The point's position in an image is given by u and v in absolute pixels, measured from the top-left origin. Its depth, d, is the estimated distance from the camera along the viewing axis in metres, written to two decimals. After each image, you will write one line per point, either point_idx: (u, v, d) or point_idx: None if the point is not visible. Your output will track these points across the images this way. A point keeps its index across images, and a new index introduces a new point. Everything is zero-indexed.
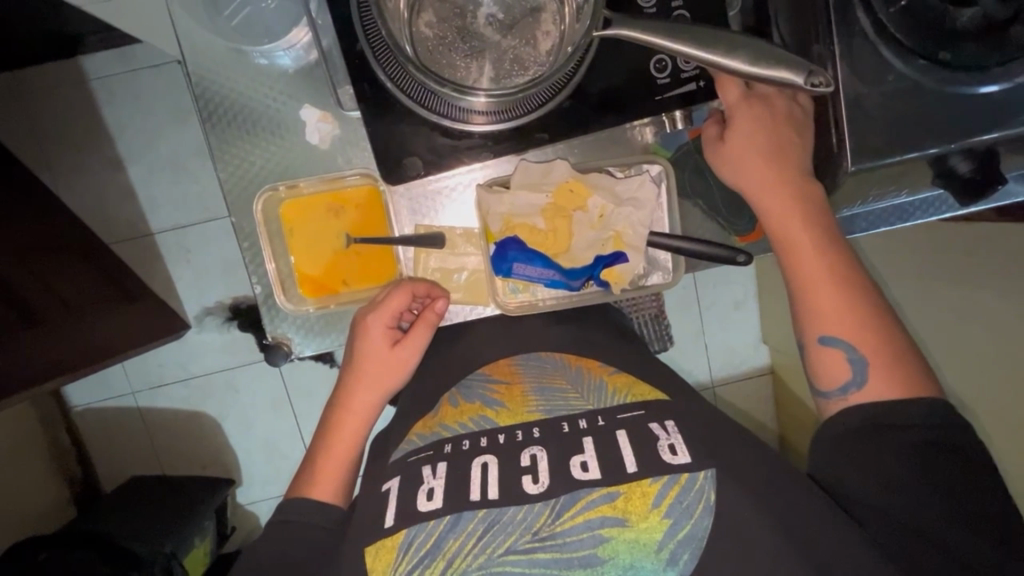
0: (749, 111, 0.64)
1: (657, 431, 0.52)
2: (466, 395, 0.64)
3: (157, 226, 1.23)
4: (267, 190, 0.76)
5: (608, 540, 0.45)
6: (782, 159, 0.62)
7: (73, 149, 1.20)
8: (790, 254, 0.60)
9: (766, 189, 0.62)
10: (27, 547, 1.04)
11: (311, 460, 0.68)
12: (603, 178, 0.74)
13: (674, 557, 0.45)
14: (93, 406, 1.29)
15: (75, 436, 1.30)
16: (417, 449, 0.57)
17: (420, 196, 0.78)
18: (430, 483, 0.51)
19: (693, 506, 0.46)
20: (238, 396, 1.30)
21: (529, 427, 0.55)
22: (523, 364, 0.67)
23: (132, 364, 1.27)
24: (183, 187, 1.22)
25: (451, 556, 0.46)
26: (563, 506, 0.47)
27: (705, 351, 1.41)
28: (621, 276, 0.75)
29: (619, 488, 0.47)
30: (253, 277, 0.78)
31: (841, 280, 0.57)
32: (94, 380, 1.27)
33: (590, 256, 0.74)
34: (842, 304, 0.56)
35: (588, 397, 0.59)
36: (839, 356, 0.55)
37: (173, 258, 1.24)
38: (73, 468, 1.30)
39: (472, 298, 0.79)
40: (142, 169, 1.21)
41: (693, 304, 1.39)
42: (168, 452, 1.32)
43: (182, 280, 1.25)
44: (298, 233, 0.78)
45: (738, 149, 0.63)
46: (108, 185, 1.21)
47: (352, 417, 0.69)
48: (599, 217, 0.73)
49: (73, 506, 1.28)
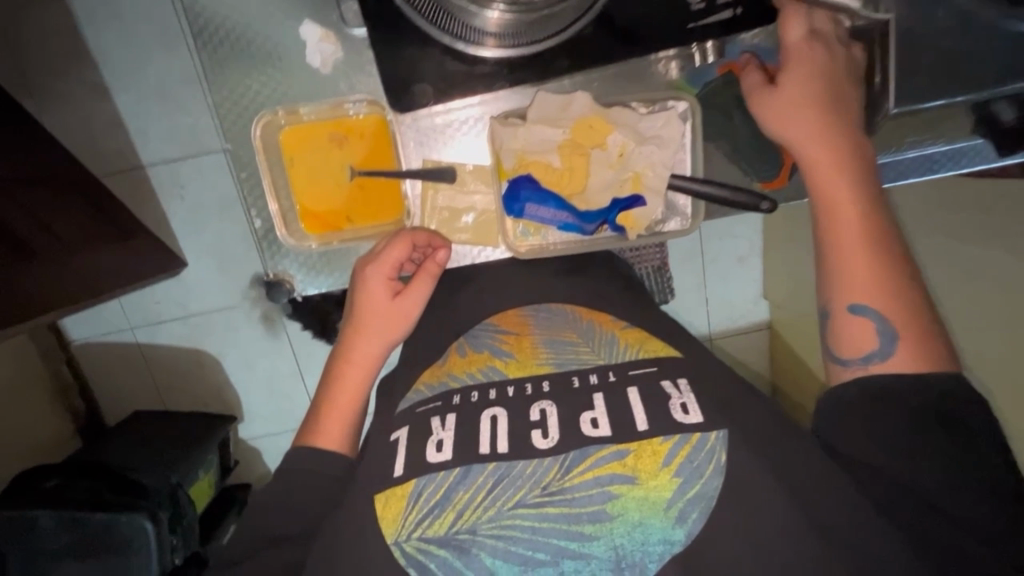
0: (807, 51, 0.64)
1: (668, 390, 0.52)
2: (474, 344, 0.63)
3: (147, 158, 1.18)
4: (267, 115, 0.73)
5: (617, 497, 0.45)
6: (826, 113, 0.61)
7: (53, 72, 1.12)
8: (828, 212, 0.58)
9: (807, 139, 0.61)
10: (34, 475, 1.06)
11: (315, 410, 0.67)
12: (625, 115, 0.71)
13: (683, 515, 0.45)
14: (92, 341, 1.28)
15: (76, 370, 1.29)
16: (425, 401, 0.57)
17: (427, 127, 0.74)
18: (439, 436, 0.52)
19: (703, 465, 0.47)
20: (238, 335, 1.30)
21: (539, 380, 0.55)
22: (532, 316, 0.66)
23: (129, 302, 1.26)
24: (173, 118, 1.16)
25: (460, 509, 0.46)
26: (572, 461, 0.47)
27: (705, 304, 1.41)
28: (637, 222, 0.73)
29: (629, 446, 0.47)
30: (253, 211, 0.76)
31: (868, 243, 0.56)
32: (92, 316, 1.26)
33: (606, 199, 0.72)
34: (872, 271, 0.55)
35: (598, 351, 0.58)
36: (866, 326, 0.54)
37: (165, 193, 1.20)
38: (76, 401, 1.31)
39: (481, 239, 0.78)
40: (129, 98, 1.14)
41: (697, 257, 1.37)
42: (171, 389, 1.34)
43: (176, 217, 1.21)
44: (299, 164, 0.75)
45: (784, 97, 0.63)
46: (94, 114, 1.15)
47: (355, 366, 0.68)
48: (619, 156, 0.70)
49: (78, 437, 1.31)
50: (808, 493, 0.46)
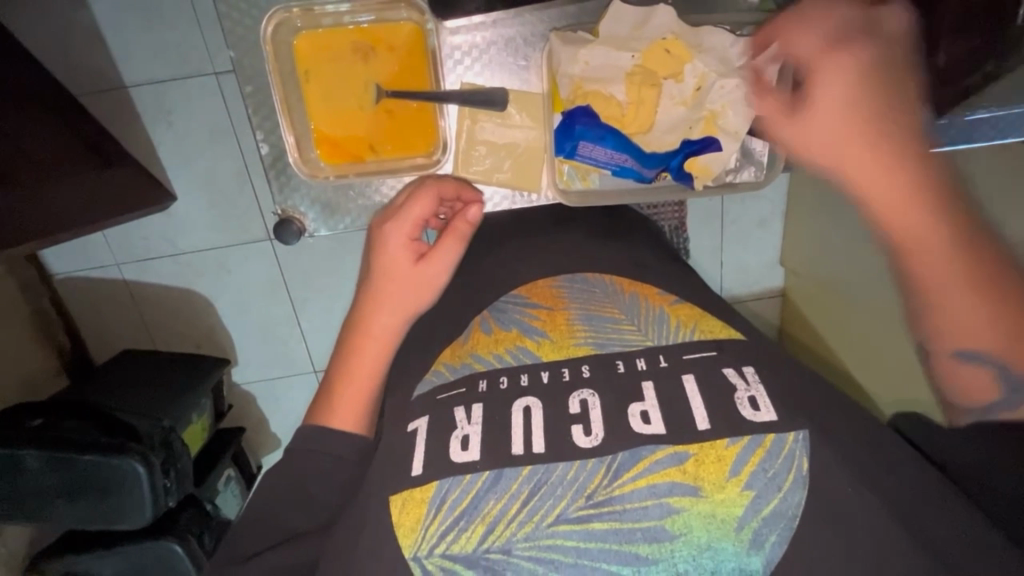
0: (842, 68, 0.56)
1: (735, 380, 0.54)
2: (501, 320, 0.66)
3: (130, 79, 1.07)
4: (281, 14, 0.77)
5: (678, 513, 0.47)
6: (894, 143, 0.53)
7: None
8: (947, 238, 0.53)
9: (873, 186, 0.53)
10: (23, 413, 1.04)
11: (330, 382, 0.65)
12: (723, 38, 0.72)
13: (758, 540, 0.46)
14: (77, 276, 1.21)
15: (59, 305, 1.23)
16: (447, 387, 0.58)
17: (455, 46, 0.81)
18: (464, 431, 0.53)
19: (781, 473, 0.48)
20: (230, 277, 1.23)
21: (578, 364, 0.58)
22: (567, 287, 0.70)
23: (114, 233, 1.17)
24: (157, 33, 1.04)
25: (492, 523, 0.47)
26: (622, 466, 0.49)
27: (721, 267, 1.35)
28: (704, 169, 0.77)
29: (690, 450, 0.49)
30: (258, 130, 0.83)
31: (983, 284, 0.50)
32: (75, 249, 1.18)
33: (673, 141, 0.77)
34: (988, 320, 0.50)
35: (647, 333, 0.62)
36: (983, 373, 0.51)
37: (150, 119, 1.09)
38: (61, 338, 1.25)
39: (521, 181, 0.86)
40: (106, 5, 1.01)
41: (717, 217, 1.29)
42: (162, 331, 1.28)
43: (163, 146, 1.11)
44: (314, 76, 0.79)
45: (823, 119, 0.56)
46: (66, 23, 1.02)
47: (374, 335, 0.65)
48: (695, 90, 0.74)
49: (65, 373, 1.26)
50: (824, 497, 0.47)
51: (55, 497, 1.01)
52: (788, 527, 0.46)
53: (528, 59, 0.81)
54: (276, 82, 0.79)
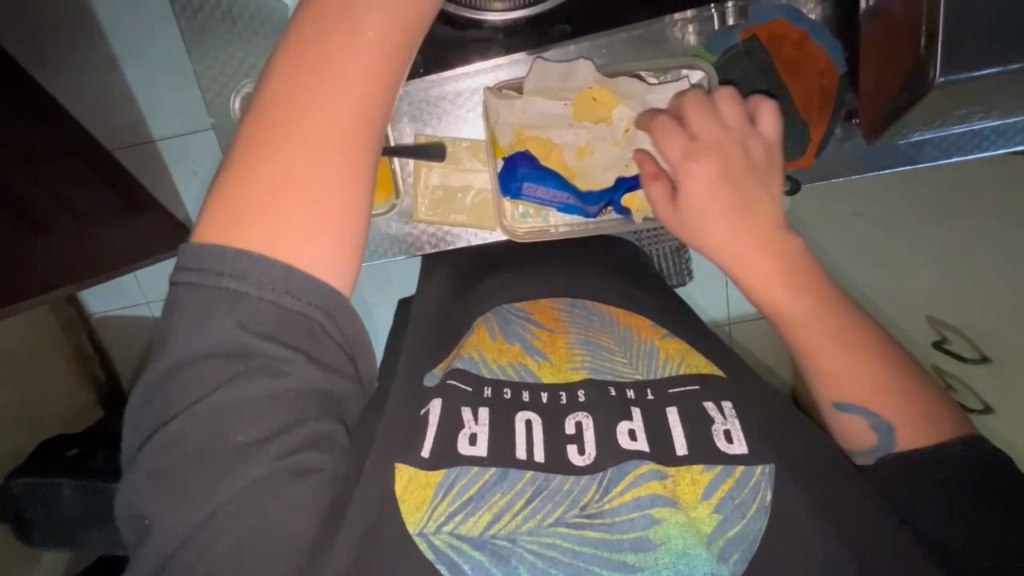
0: (695, 167, 0.62)
1: (713, 413, 0.57)
2: (506, 331, 0.68)
3: (159, 134, 1.17)
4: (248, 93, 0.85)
5: (658, 523, 0.50)
6: (747, 227, 0.59)
7: (66, 45, 1.11)
8: (789, 327, 0.58)
9: (737, 264, 0.60)
10: (57, 444, 1.11)
11: (257, 188, 0.44)
12: (637, 86, 0.81)
13: (724, 554, 0.49)
14: (113, 314, 1.31)
15: (95, 341, 1.33)
16: (459, 373, 0.61)
17: (419, 104, 0.88)
18: (472, 429, 0.55)
19: (746, 503, 0.51)
20: None
21: (574, 389, 0.60)
22: (568, 311, 0.72)
23: (146, 275, 1.27)
24: (183, 91, 1.15)
25: (499, 512, 0.50)
26: (611, 480, 0.52)
27: (725, 288, 1.34)
28: (641, 203, 0.83)
29: (668, 470, 0.52)
30: None
31: (858, 358, 0.56)
32: (111, 290, 1.28)
33: (610, 179, 0.83)
34: (857, 370, 0.56)
35: (637, 366, 0.63)
36: (859, 422, 0.57)
37: (177, 169, 1.19)
38: (97, 370, 1.34)
39: (478, 221, 0.91)
40: (138, 69, 1.13)
41: None
42: None
43: (188, 193, 1.21)
44: None
45: (692, 221, 0.62)
46: (104, 85, 1.14)
47: (332, 124, 0.45)
48: (624, 130, 0.81)
49: (100, 406, 1.35)
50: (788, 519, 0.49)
51: (88, 524, 1.08)
52: (749, 549, 0.49)
53: (474, 109, 0.89)
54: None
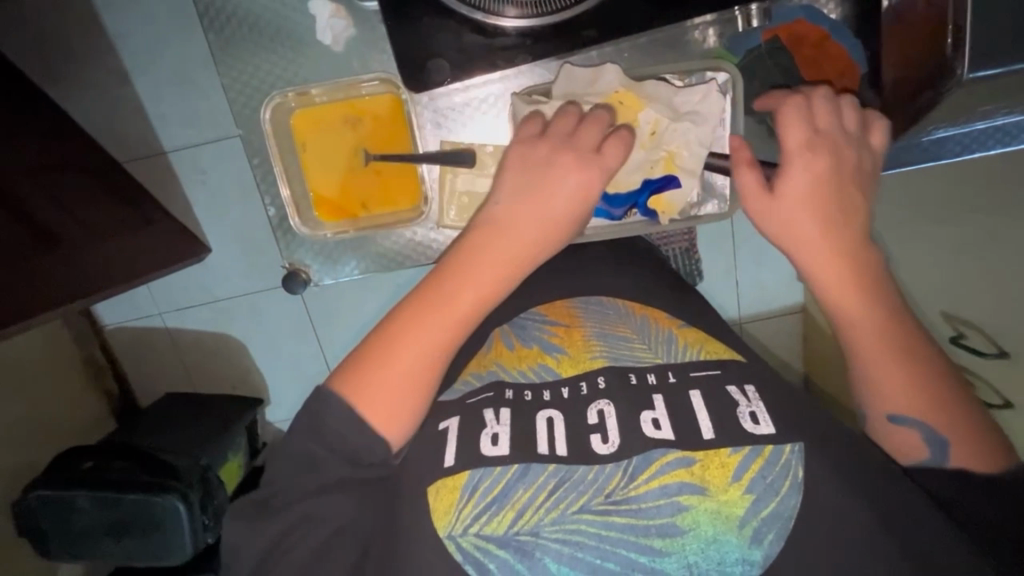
0: (804, 162, 0.63)
1: (737, 396, 0.57)
2: (522, 336, 0.69)
3: (169, 144, 1.18)
4: (279, 100, 0.89)
5: (686, 510, 0.50)
6: (840, 233, 0.61)
7: (75, 59, 1.12)
8: (852, 331, 0.59)
9: (812, 258, 0.61)
10: (72, 455, 1.10)
11: (389, 336, 0.57)
12: (664, 89, 0.81)
13: (758, 535, 0.49)
14: (124, 326, 1.31)
15: (109, 353, 1.32)
16: (475, 392, 0.62)
17: (440, 108, 0.90)
18: (493, 429, 0.57)
19: (779, 481, 0.50)
20: (262, 320, 1.31)
21: (593, 377, 0.61)
22: (583, 308, 0.73)
23: (157, 285, 1.27)
24: (191, 102, 1.15)
25: (521, 510, 0.51)
26: (636, 469, 0.52)
27: (735, 286, 1.34)
28: (669, 204, 0.83)
29: (696, 456, 0.52)
30: (266, 197, 0.95)
31: (915, 376, 0.57)
32: (122, 301, 1.28)
33: (637, 181, 0.82)
34: (916, 385, 0.56)
35: (657, 350, 0.64)
36: (912, 436, 0.57)
37: (187, 178, 1.20)
38: (110, 384, 1.34)
39: None
40: (147, 81, 1.14)
41: (727, 237, 1.29)
42: (198, 373, 1.36)
43: (198, 202, 1.21)
44: (309, 147, 0.90)
45: (788, 207, 0.62)
46: (112, 98, 1.14)
47: (461, 303, 0.59)
48: (651, 133, 0.79)
49: (114, 416, 1.35)
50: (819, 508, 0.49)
51: (104, 536, 1.09)
52: (785, 527, 0.49)
53: (497, 112, 0.91)
54: (278, 147, 0.91)
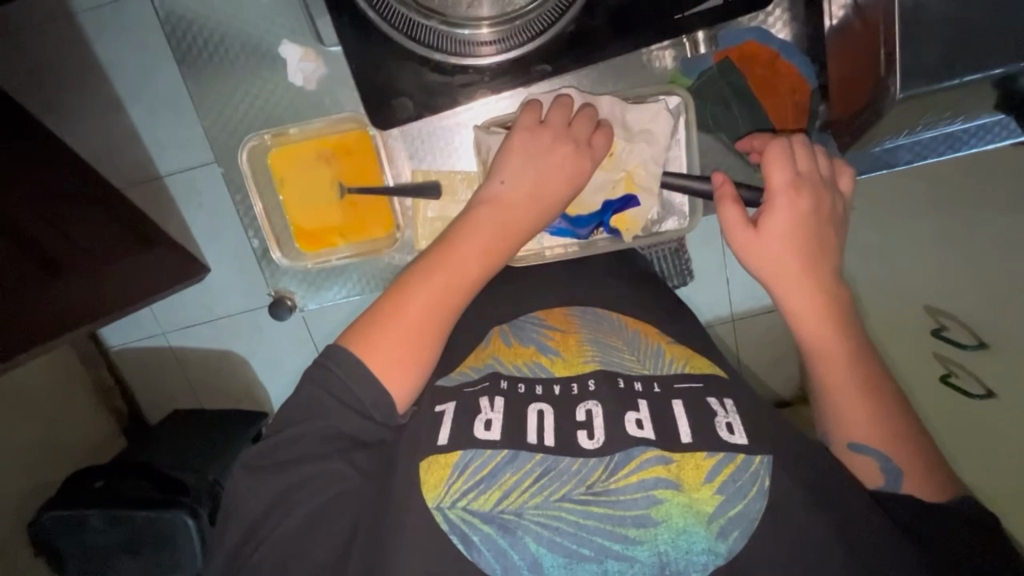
0: (790, 202, 0.65)
1: (716, 407, 0.59)
2: (520, 336, 0.71)
3: (165, 168, 1.21)
4: (254, 140, 0.93)
5: (660, 503, 0.52)
6: (817, 270, 0.63)
7: (72, 90, 1.15)
8: (822, 361, 0.62)
9: (794, 299, 0.63)
10: (88, 474, 1.15)
11: (398, 303, 0.63)
12: (617, 106, 0.83)
13: (724, 532, 0.51)
14: (131, 348, 1.34)
15: (116, 374, 1.36)
16: (472, 381, 0.64)
17: (412, 138, 0.95)
18: (487, 415, 0.59)
19: (748, 485, 0.53)
20: (263, 336, 1.34)
21: (585, 379, 0.63)
22: (579, 316, 0.74)
23: (160, 306, 1.31)
24: (186, 128, 1.18)
25: (507, 490, 0.54)
26: (618, 464, 0.54)
27: (726, 285, 1.35)
28: (632, 222, 0.85)
29: (673, 456, 0.54)
30: (251, 229, 0.99)
31: (876, 409, 0.60)
32: (127, 322, 1.32)
33: (598, 202, 0.85)
34: (879, 417, 0.60)
35: (646, 362, 0.66)
36: (871, 464, 0.60)
37: (185, 201, 1.23)
38: (119, 403, 1.38)
39: None
40: (142, 110, 1.17)
41: (715, 237, 1.31)
42: (203, 390, 1.39)
43: (196, 224, 1.25)
44: (285, 181, 0.93)
45: (771, 244, 0.64)
46: (109, 127, 1.18)
47: (464, 275, 0.65)
48: (609, 156, 0.82)
49: (123, 435, 1.39)
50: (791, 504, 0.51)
51: (120, 552, 1.12)
52: (750, 527, 0.51)
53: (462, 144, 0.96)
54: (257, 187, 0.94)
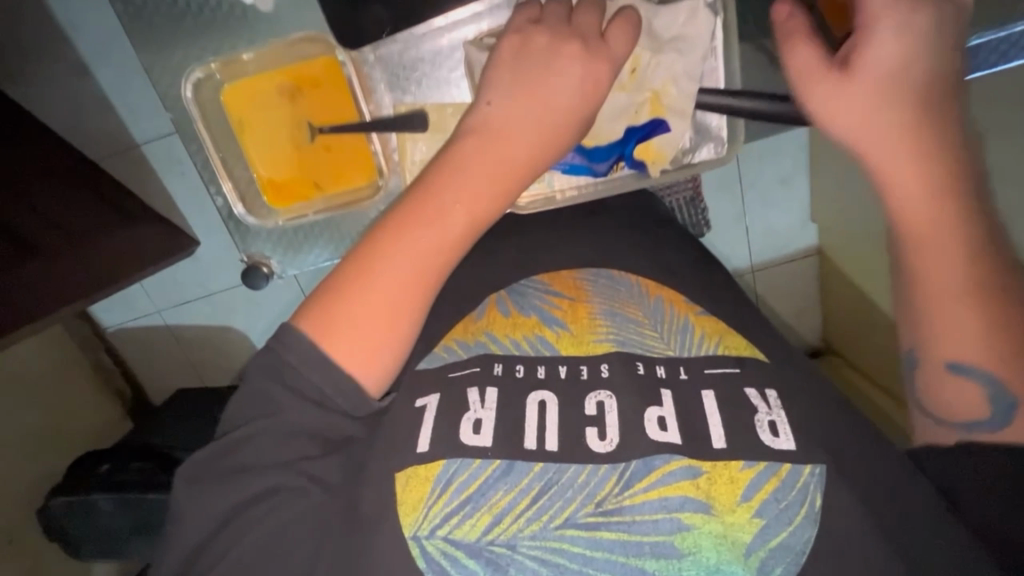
0: (895, 33, 0.55)
1: (755, 401, 0.53)
2: (520, 304, 0.64)
3: (142, 137, 1.13)
4: (202, 79, 0.83)
5: (687, 530, 0.47)
6: (923, 125, 0.54)
7: (31, 53, 1.05)
8: (919, 249, 0.55)
9: (887, 162, 0.55)
10: (88, 458, 1.12)
11: (363, 272, 0.56)
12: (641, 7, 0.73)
13: (766, 567, 0.46)
14: (130, 327, 1.29)
15: (115, 356, 1.31)
16: (459, 364, 0.58)
17: (398, 65, 0.81)
18: (476, 414, 0.53)
19: (795, 506, 0.47)
20: (261, 310, 1.28)
21: (597, 363, 0.57)
22: (591, 281, 0.67)
23: (150, 283, 1.24)
24: None
25: (500, 516, 0.48)
26: (634, 476, 0.48)
27: (746, 233, 1.27)
28: (657, 153, 0.79)
29: (703, 467, 0.49)
30: (213, 188, 0.90)
31: (987, 312, 0.52)
32: (118, 302, 1.26)
33: (618, 131, 0.77)
34: (988, 327, 0.52)
35: (669, 342, 0.59)
36: (973, 390, 0.53)
37: (166, 171, 1.15)
38: (120, 384, 1.34)
39: None
40: (110, 73, 1.07)
41: (735, 182, 1.21)
42: (205, 366, 1.35)
43: (180, 195, 1.17)
44: (247, 124, 0.85)
45: (862, 96, 0.55)
46: (77, 94, 1.09)
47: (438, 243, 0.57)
48: (632, 73, 0.74)
49: (128, 417, 1.36)
50: None
51: (127, 535, 1.10)
52: (796, 562, 0.46)
53: (454, 70, 0.81)
54: (209, 134, 0.85)
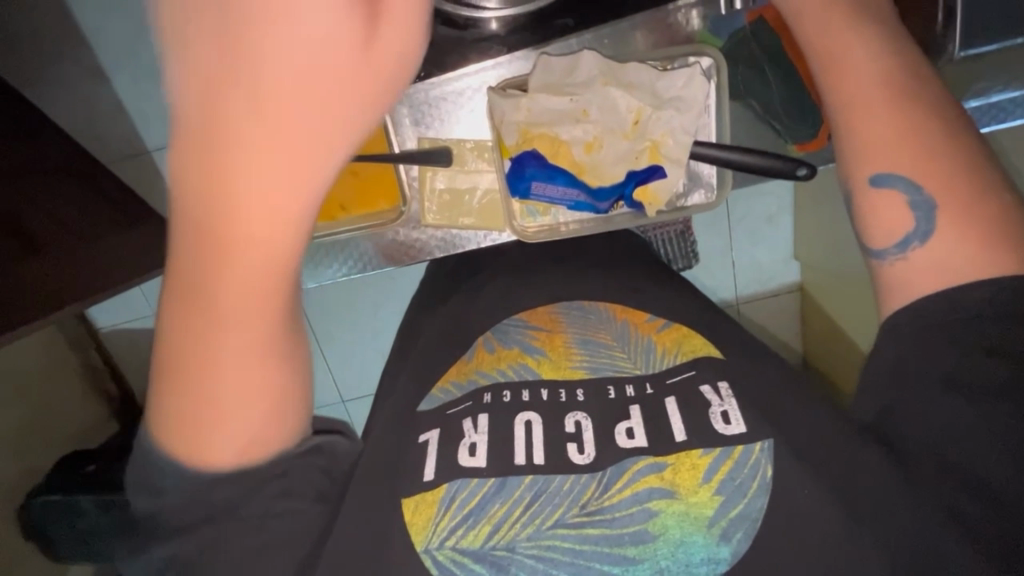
0: None
1: (709, 396, 0.56)
2: (503, 340, 0.66)
3: (153, 142, 1.16)
4: None
5: (657, 514, 0.49)
6: None
7: (50, 58, 1.09)
8: (831, 74, 0.56)
9: None
10: (72, 460, 1.14)
11: (193, 339, 0.43)
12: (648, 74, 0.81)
13: (727, 534, 0.49)
14: (120, 327, 1.27)
15: (104, 355, 1.30)
16: (455, 402, 0.59)
17: (422, 104, 0.86)
18: (472, 439, 0.54)
19: (747, 482, 0.50)
20: None
21: (573, 387, 0.59)
22: (564, 313, 0.69)
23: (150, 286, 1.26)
24: None
25: (499, 523, 0.50)
26: (610, 479, 0.51)
27: (732, 266, 1.32)
28: (654, 196, 0.84)
29: (667, 460, 0.51)
30: None
31: (906, 131, 0.52)
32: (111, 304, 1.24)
33: (621, 172, 0.83)
34: (900, 138, 0.51)
35: (635, 360, 0.62)
36: (896, 200, 0.52)
37: None
38: (110, 385, 1.33)
39: (487, 223, 0.90)
40: (126, 80, 1.11)
41: (723, 219, 1.27)
42: None
43: None
44: None
45: None
46: (92, 98, 1.12)
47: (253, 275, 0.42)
48: (635, 124, 0.81)
49: (114, 419, 1.35)
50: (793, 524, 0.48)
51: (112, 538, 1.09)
52: (751, 528, 0.49)
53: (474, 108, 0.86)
54: None
